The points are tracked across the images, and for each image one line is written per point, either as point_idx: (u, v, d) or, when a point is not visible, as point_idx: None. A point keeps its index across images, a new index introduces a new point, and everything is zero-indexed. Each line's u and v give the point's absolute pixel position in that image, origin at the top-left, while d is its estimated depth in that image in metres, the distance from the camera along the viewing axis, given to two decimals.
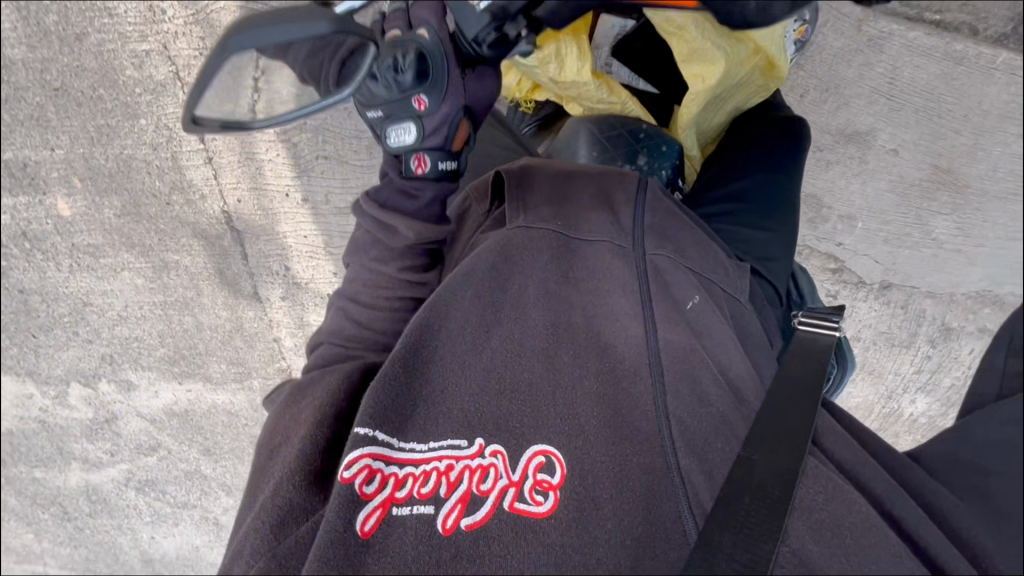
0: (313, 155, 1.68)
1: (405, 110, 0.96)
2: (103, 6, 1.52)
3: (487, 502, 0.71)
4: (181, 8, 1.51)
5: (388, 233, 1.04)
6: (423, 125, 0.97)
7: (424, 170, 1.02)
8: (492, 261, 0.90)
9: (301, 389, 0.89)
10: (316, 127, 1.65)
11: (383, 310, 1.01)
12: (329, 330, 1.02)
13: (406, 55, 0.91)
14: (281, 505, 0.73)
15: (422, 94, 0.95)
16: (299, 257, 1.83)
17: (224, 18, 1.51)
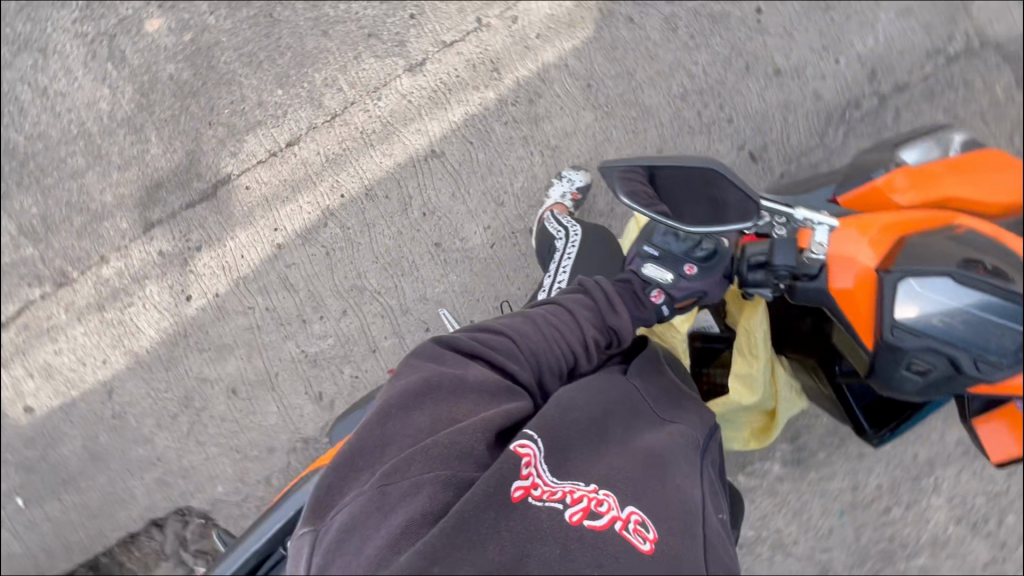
0: (318, 245, 1.75)
1: (673, 267, 1.24)
2: (356, 53, 1.74)
3: (607, 519, 0.76)
4: (388, 112, 1.73)
5: (589, 313, 1.13)
6: (680, 279, 1.23)
7: (653, 304, 1.25)
8: (618, 395, 1.01)
9: (446, 380, 0.85)
10: (348, 238, 1.74)
11: (556, 353, 1.03)
12: (512, 327, 1.02)
13: (711, 240, 1.22)
14: (415, 508, 0.70)
15: (695, 263, 1.23)
16: (213, 256, 1.78)
17: (397, 149, 1.72)
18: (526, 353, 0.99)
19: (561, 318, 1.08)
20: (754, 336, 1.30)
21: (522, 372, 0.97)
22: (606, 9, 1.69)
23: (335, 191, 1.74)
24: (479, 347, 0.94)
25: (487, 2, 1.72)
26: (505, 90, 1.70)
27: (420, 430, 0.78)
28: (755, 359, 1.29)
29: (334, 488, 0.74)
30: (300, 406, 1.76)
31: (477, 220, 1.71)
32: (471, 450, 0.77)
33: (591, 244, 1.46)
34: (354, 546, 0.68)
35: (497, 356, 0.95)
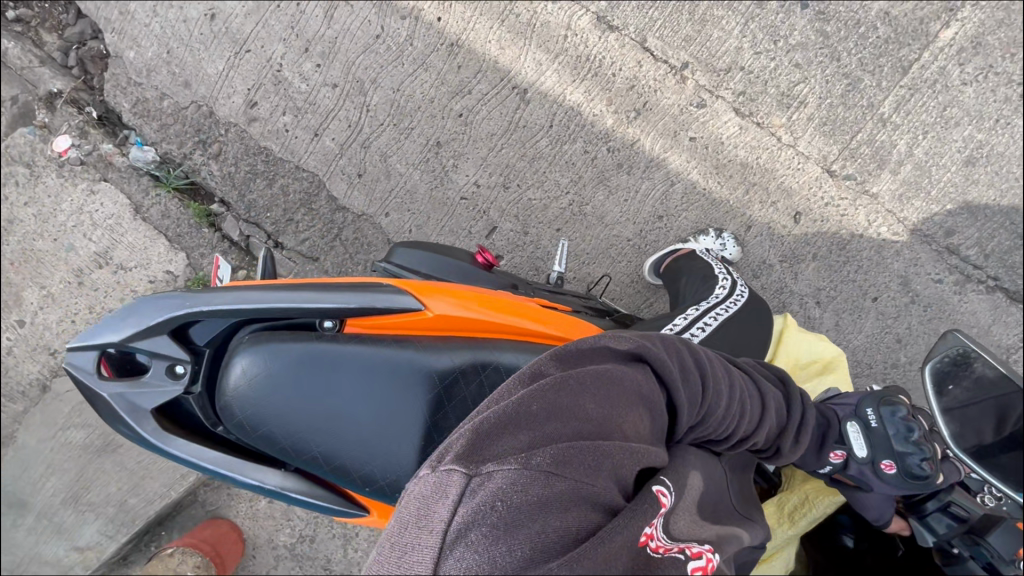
0: (379, 21, 1.60)
1: (879, 450, 1.11)
2: None
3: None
4: (541, 19, 1.52)
5: (776, 422, 0.97)
6: (870, 465, 1.11)
7: (825, 459, 1.12)
8: (714, 480, 0.92)
9: (629, 382, 0.72)
10: (401, 48, 1.61)
11: (729, 419, 0.86)
12: (715, 379, 0.84)
13: (932, 463, 1.10)
14: (564, 521, 0.59)
15: (897, 466, 1.10)
16: None
17: (507, 52, 1.55)
18: (705, 406, 0.81)
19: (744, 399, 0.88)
20: (806, 509, 1.30)
21: (689, 419, 0.79)
22: (749, 196, 1.49)
23: (439, 7, 1.57)
24: (677, 376, 0.77)
25: (706, 65, 1.46)
26: (618, 132, 1.53)
27: (590, 422, 0.66)
28: (790, 521, 1.30)
29: (492, 439, 0.62)
30: (233, 90, 1.73)
31: (475, 171, 1.62)
32: (624, 475, 0.66)
33: (741, 324, 1.18)
34: (503, 529, 0.56)
35: (682, 392, 0.77)
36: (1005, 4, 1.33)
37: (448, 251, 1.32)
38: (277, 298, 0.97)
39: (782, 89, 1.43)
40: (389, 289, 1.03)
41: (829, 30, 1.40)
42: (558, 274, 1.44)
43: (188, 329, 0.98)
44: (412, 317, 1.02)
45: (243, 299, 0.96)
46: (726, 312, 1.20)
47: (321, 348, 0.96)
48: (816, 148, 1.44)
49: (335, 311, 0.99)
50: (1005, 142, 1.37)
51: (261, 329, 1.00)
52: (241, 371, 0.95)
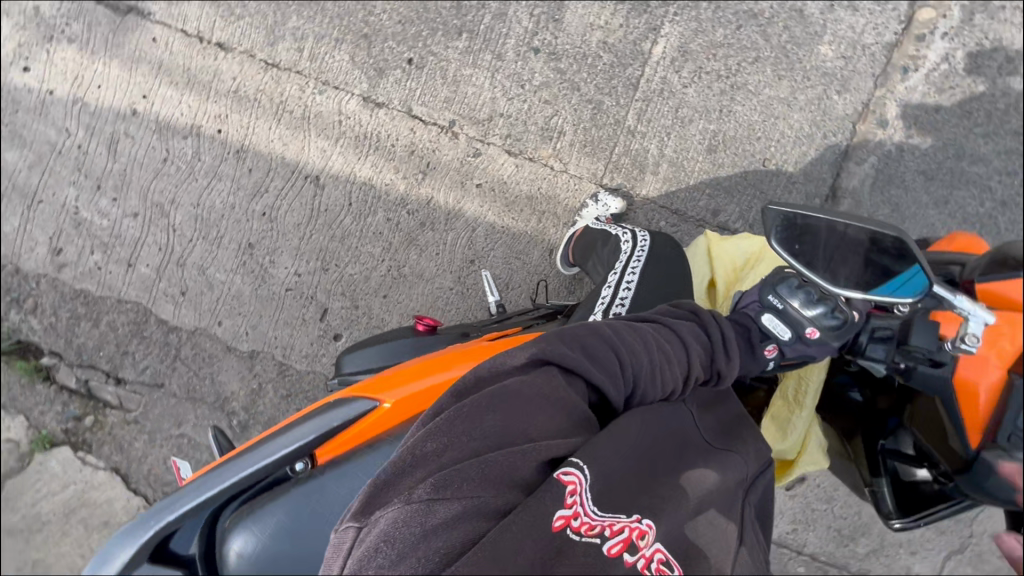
0: (163, 145, 1.65)
1: (793, 323, 0.98)
2: (337, 41, 1.61)
3: (642, 558, 0.65)
4: (316, 110, 1.63)
5: (703, 350, 0.91)
6: (799, 340, 0.99)
7: (763, 357, 1.02)
8: (678, 417, 0.86)
9: (539, 388, 0.72)
10: (192, 164, 1.65)
11: (664, 380, 0.83)
12: (638, 351, 0.81)
13: (844, 307, 0.94)
14: (447, 539, 0.58)
15: (821, 328, 0.97)
16: (75, 60, 1.64)
17: (292, 146, 1.64)
18: (626, 374, 0.80)
19: (673, 349, 0.86)
20: (804, 386, 1.20)
21: (616, 393, 0.79)
22: (543, 224, 1.63)
23: (216, 120, 1.64)
24: (580, 360, 0.77)
25: (470, 118, 1.61)
26: (412, 194, 1.64)
27: (484, 440, 0.66)
28: (797, 406, 1.20)
29: (386, 488, 0.64)
30: (35, 242, 1.70)
31: (294, 262, 1.67)
32: (523, 473, 0.65)
33: (659, 263, 1.20)
34: (388, 564, 0.57)
35: (592, 371, 0.77)
36: (696, 13, 1.55)
37: (388, 335, 1.27)
38: (233, 469, 0.81)
39: (541, 125, 1.59)
40: (338, 403, 0.89)
41: (563, 66, 1.57)
42: (497, 302, 1.44)
43: (167, 544, 0.80)
44: (368, 419, 0.89)
45: (204, 484, 0.79)
46: (639, 263, 1.20)
47: (303, 497, 0.85)
48: (585, 168, 1.60)
49: (299, 454, 0.84)
50: (734, 127, 1.57)
51: (241, 503, 0.86)
52: (240, 548, 0.81)
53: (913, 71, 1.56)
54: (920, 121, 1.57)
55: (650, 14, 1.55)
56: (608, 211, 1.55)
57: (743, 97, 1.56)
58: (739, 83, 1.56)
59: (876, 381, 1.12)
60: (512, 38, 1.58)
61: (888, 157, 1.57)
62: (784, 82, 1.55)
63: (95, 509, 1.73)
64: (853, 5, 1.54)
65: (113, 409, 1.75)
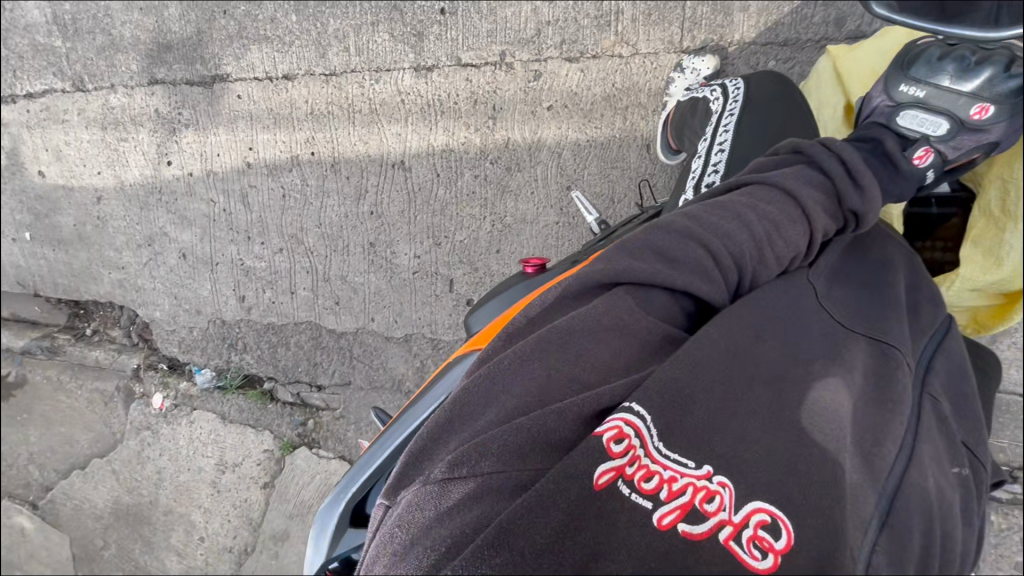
0: (278, 184, 1.87)
1: (952, 110, 0.88)
2: (373, 25, 1.63)
3: (712, 525, 0.55)
4: (380, 99, 1.68)
5: (803, 214, 0.75)
6: (962, 127, 0.88)
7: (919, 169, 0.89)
8: (780, 308, 0.71)
9: (594, 316, 0.67)
10: (305, 191, 1.84)
11: (764, 255, 0.72)
12: (713, 240, 0.71)
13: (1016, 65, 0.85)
14: (458, 520, 0.57)
15: (990, 102, 0.86)
16: (196, 140, 1.93)
17: (373, 141, 1.72)
18: (724, 265, 0.70)
19: (777, 211, 0.74)
20: (1017, 196, 0.98)
21: (710, 283, 0.70)
22: (629, 121, 1.48)
23: (307, 145, 1.80)
24: (655, 270, 0.68)
25: (520, 42, 1.51)
26: (490, 143, 1.61)
27: (512, 398, 0.64)
28: (1013, 221, 0.98)
29: (411, 469, 0.65)
30: (226, 297, 2.07)
31: (412, 246, 1.78)
32: (558, 426, 0.60)
33: (757, 107, 1.02)
34: (399, 553, 0.58)
35: (671, 272, 0.68)
36: None
37: (502, 287, 1.27)
38: (389, 439, 0.88)
39: (594, 14, 1.44)
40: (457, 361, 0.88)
41: None
42: (597, 221, 1.34)
43: (362, 509, 0.92)
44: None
45: (371, 455, 0.88)
46: (731, 117, 1.03)
47: None
48: (657, 41, 1.41)
49: None
50: None
51: None
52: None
53: None
54: None
55: None
56: (699, 76, 1.33)
57: None
58: None
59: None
60: None
61: None
62: None
63: None
64: None
65: (324, 410, 2.10)
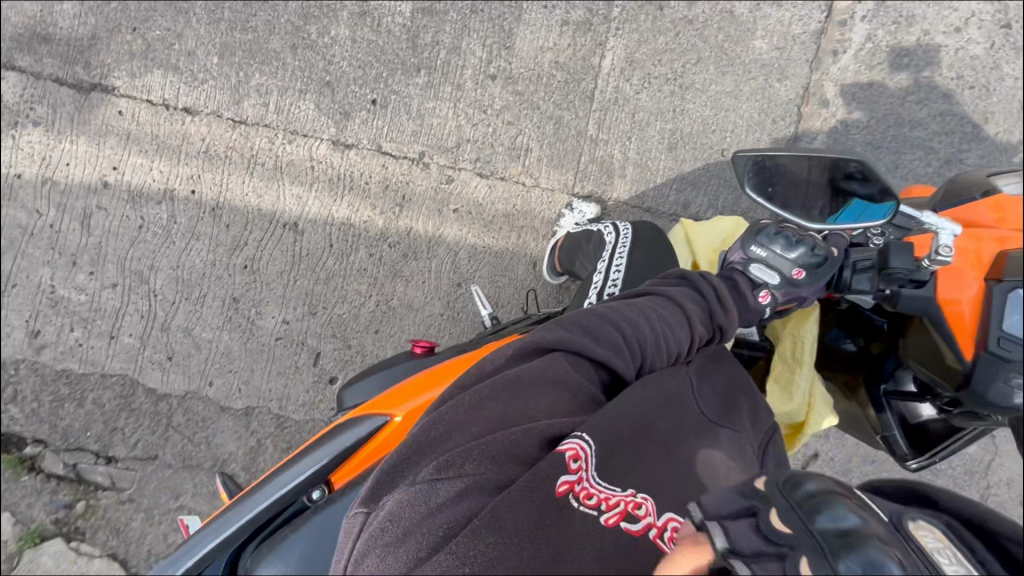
0: (137, 212, 1.66)
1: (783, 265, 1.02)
2: (300, 93, 1.67)
3: (642, 525, 0.70)
4: (287, 159, 1.67)
5: (697, 315, 0.91)
6: (789, 283, 0.97)
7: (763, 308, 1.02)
8: (679, 386, 0.85)
9: (540, 369, 0.78)
10: (169, 227, 1.66)
11: (663, 346, 0.86)
12: (627, 325, 0.85)
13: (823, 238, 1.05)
14: (445, 519, 0.66)
15: (805, 267, 0.97)
16: (42, 141, 1.66)
17: (268, 197, 1.66)
18: (632, 347, 0.84)
19: (671, 313, 0.89)
20: (801, 344, 1.12)
21: (621, 362, 0.83)
22: (523, 239, 1.67)
23: (189, 182, 1.67)
24: (582, 342, 0.82)
25: (440, 148, 1.67)
26: (391, 227, 1.67)
27: (489, 421, 0.73)
28: (797, 365, 1.12)
29: (388, 475, 0.72)
30: (12, 327, 1.66)
31: (283, 310, 1.66)
32: (524, 448, 0.71)
33: (644, 243, 1.27)
34: (392, 545, 0.65)
35: (596, 348, 0.82)
36: (636, 26, 1.67)
37: (382, 364, 1.27)
38: (248, 506, 0.89)
39: (508, 145, 1.67)
40: (351, 423, 0.98)
41: (520, 88, 1.66)
42: (491, 316, 1.45)
43: None
44: (382, 433, 0.97)
45: (225, 521, 0.88)
46: (625, 248, 1.27)
47: (321, 517, 0.88)
48: (555, 180, 1.67)
49: (313, 477, 0.93)
50: (688, 123, 1.67)
51: (261, 541, 0.89)
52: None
53: (842, 53, 1.68)
54: (858, 97, 1.68)
55: (594, 32, 1.67)
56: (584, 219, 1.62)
57: (693, 96, 1.67)
58: (687, 84, 1.67)
59: (869, 325, 1.11)
60: (469, 68, 1.66)
61: (836, 133, 1.67)
62: (728, 77, 1.67)
63: None
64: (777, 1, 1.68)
65: (104, 490, 1.67)
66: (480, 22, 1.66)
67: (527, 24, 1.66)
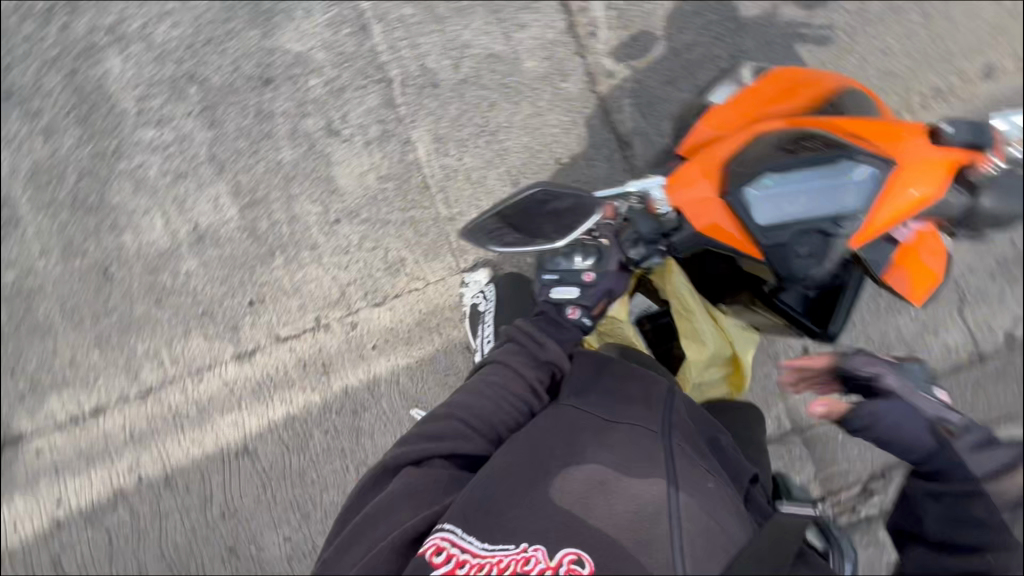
0: (101, 528, 1.65)
1: (574, 278, 1.20)
2: (185, 335, 1.72)
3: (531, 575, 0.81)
4: (207, 396, 1.69)
5: (526, 362, 1.12)
6: (586, 289, 1.20)
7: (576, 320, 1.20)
8: (548, 428, 1.00)
9: (417, 485, 0.96)
10: (138, 523, 1.65)
11: (500, 410, 1.06)
12: (466, 407, 1.06)
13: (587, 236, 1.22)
14: None
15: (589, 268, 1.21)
16: None
17: (210, 439, 1.68)
18: (475, 428, 1.05)
19: (503, 378, 1.09)
20: (685, 296, 1.27)
21: (467, 445, 1.03)
22: (444, 333, 1.72)
23: (132, 470, 1.67)
24: (435, 446, 1.01)
25: (329, 303, 1.72)
26: (328, 397, 1.69)
27: (382, 539, 0.90)
28: (692, 315, 1.26)
29: None
30: None
31: (279, 527, 1.65)
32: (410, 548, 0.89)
33: None
34: None
35: (441, 446, 1.01)
36: (425, 110, 1.80)
37: None
38: None
39: (383, 266, 1.73)
40: None
41: (365, 216, 1.75)
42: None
43: None
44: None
45: None
46: None
47: None
48: (439, 270, 1.74)
49: None
50: (515, 158, 1.78)
51: None
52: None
53: (599, 29, 1.83)
54: (633, 52, 1.82)
55: (395, 136, 1.79)
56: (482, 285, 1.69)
57: (505, 134, 1.79)
58: (493, 128, 1.80)
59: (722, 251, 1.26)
60: (313, 226, 1.75)
61: (635, 90, 1.80)
62: (523, 103, 1.80)
63: None
64: (522, 21, 1.84)
65: None
66: (299, 184, 1.77)
67: (339, 163, 1.78)
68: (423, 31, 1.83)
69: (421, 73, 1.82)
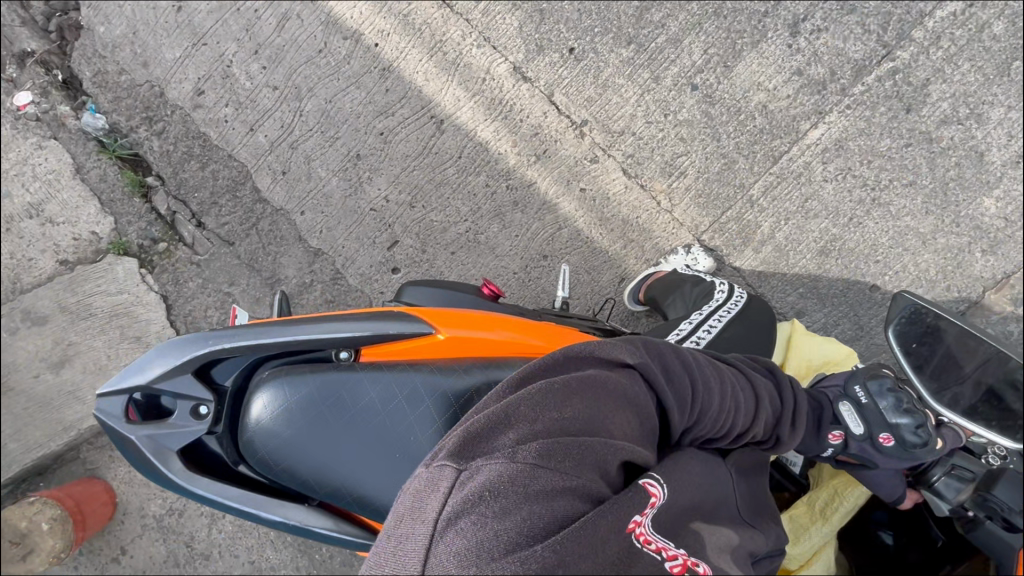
0: (324, 37, 1.75)
1: (872, 423, 1.07)
2: (512, 6, 1.64)
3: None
4: (469, 61, 1.68)
5: (772, 409, 0.98)
6: (870, 441, 1.07)
7: (826, 442, 1.09)
8: (722, 470, 0.90)
9: (633, 395, 0.78)
10: (342, 65, 1.75)
11: (732, 419, 0.90)
12: (715, 393, 0.88)
13: (925, 428, 1.07)
14: (547, 510, 0.64)
15: (896, 437, 1.07)
16: None
17: (433, 85, 1.70)
18: (696, 406, 0.85)
19: (745, 395, 0.93)
20: (837, 504, 1.21)
21: (681, 422, 0.84)
22: (626, 250, 1.62)
23: (379, 35, 1.72)
24: (662, 382, 0.83)
25: (605, 125, 1.60)
26: (518, 171, 1.66)
27: (575, 421, 0.71)
28: (822, 519, 1.21)
29: (485, 436, 0.70)
30: (185, 77, 1.84)
31: (391, 187, 1.74)
32: (607, 467, 0.71)
33: (745, 320, 1.29)
34: (492, 514, 0.63)
35: (670, 394, 0.83)
36: (869, 114, 1.48)
37: (453, 286, 1.32)
38: (283, 332, 1.02)
39: (666, 159, 1.58)
40: (401, 318, 1.07)
41: (713, 113, 1.55)
42: (563, 300, 1.49)
43: (212, 368, 1.03)
44: (423, 340, 1.07)
45: (259, 334, 1.01)
46: (722, 319, 1.29)
47: (338, 375, 1.01)
48: (689, 217, 1.58)
49: (348, 340, 1.04)
50: (855, 239, 1.51)
51: (280, 364, 1.05)
52: (264, 407, 1.00)
53: None
54: None
55: (822, 97, 1.50)
56: (694, 267, 1.55)
57: (879, 215, 1.49)
58: (881, 200, 1.49)
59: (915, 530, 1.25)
60: (677, 66, 1.56)
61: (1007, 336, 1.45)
62: (929, 218, 1.48)
63: (132, 322, 1.87)
64: None
65: (185, 245, 1.88)
66: (715, 27, 1.53)
67: (761, 54, 1.52)
68: (972, 63, 1.45)
69: (915, 87, 1.47)
